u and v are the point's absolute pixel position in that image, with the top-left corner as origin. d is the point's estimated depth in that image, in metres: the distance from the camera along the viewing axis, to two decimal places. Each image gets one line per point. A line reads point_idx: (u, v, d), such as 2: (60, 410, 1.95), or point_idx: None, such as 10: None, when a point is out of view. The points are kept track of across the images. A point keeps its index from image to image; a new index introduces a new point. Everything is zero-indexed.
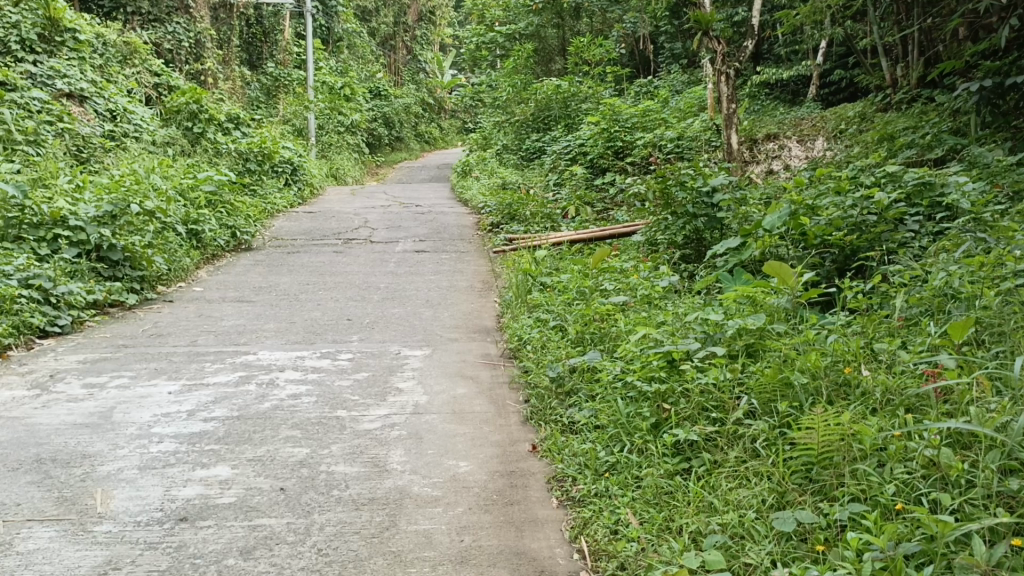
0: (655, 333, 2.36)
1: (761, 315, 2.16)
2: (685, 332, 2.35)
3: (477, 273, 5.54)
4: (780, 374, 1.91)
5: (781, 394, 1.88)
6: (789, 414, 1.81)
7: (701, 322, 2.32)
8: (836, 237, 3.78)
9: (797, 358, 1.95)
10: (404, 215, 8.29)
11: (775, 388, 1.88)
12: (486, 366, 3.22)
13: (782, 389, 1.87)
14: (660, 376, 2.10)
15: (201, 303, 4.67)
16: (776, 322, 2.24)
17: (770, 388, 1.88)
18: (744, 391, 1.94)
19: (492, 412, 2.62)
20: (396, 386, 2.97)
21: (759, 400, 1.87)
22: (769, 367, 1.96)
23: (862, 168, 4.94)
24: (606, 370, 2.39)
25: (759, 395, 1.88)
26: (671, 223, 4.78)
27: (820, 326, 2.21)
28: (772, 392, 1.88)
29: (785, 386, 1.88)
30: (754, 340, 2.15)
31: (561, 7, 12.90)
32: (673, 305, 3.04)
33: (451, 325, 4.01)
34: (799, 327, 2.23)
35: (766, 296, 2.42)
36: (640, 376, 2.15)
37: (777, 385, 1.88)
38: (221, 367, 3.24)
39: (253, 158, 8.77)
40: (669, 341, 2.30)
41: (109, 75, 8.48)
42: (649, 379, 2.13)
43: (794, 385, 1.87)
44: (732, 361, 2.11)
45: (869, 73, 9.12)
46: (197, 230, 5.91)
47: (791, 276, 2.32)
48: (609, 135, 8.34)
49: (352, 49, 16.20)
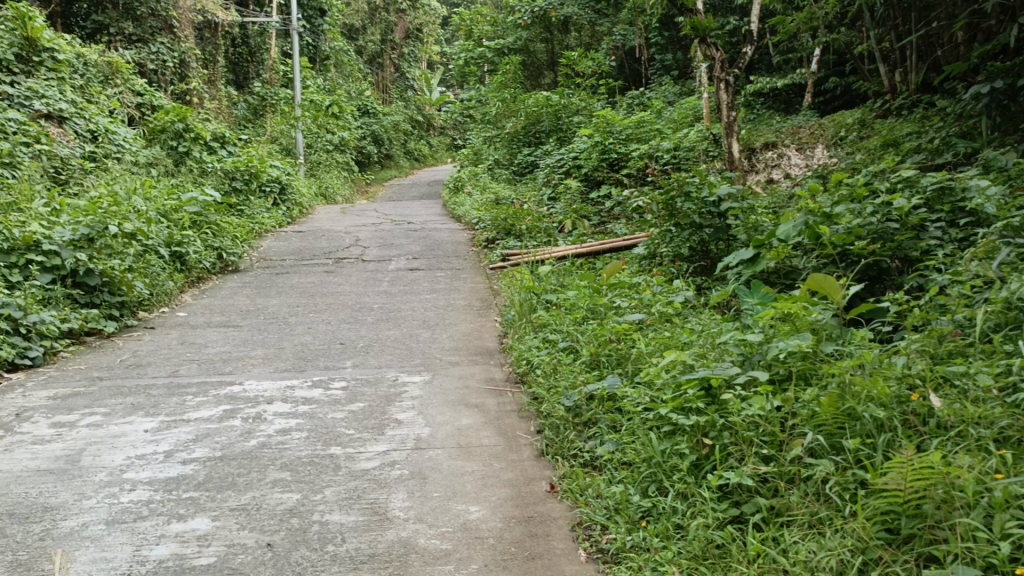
0: (685, 356, 2.14)
1: (806, 334, 1.94)
2: (718, 356, 2.12)
3: (475, 290, 5.30)
4: (840, 403, 1.71)
5: (844, 428, 1.68)
6: (858, 451, 1.61)
7: (737, 344, 2.10)
8: (858, 246, 3.55)
9: (859, 386, 1.75)
10: (396, 232, 8.08)
11: (837, 421, 1.69)
12: (493, 393, 2.97)
13: (846, 421, 1.68)
14: (697, 407, 1.87)
15: (185, 329, 4.41)
16: (822, 342, 2.03)
17: (830, 421, 1.68)
18: (798, 424, 1.73)
19: (502, 446, 2.38)
20: (395, 418, 2.72)
21: (819, 434, 1.67)
22: (825, 395, 1.75)
23: (874, 173, 4.74)
24: (630, 398, 2.16)
25: (818, 429, 1.68)
26: (676, 235, 4.56)
27: (874, 349, 2.01)
28: (832, 425, 1.68)
29: (846, 417, 1.69)
30: (803, 364, 1.94)
31: (550, 22, 12.78)
32: (697, 323, 2.81)
33: (451, 347, 3.77)
34: (852, 349, 2.02)
35: (806, 311, 2.20)
36: (673, 406, 1.92)
37: (840, 417, 1.68)
38: (204, 400, 2.98)
39: (239, 177, 8.53)
40: (702, 365, 2.06)
41: (89, 96, 8.23)
42: (684, 409, 1.91)
43: (857, 416, 1.68)
44: (779, 388, 1.90)
45: (866, 79, 8.97)
46: (181, 252, 5.67)
47: (838, 290, 2.18)
48: (604, 147, 8.14)
49: (339, 67, 16.03)
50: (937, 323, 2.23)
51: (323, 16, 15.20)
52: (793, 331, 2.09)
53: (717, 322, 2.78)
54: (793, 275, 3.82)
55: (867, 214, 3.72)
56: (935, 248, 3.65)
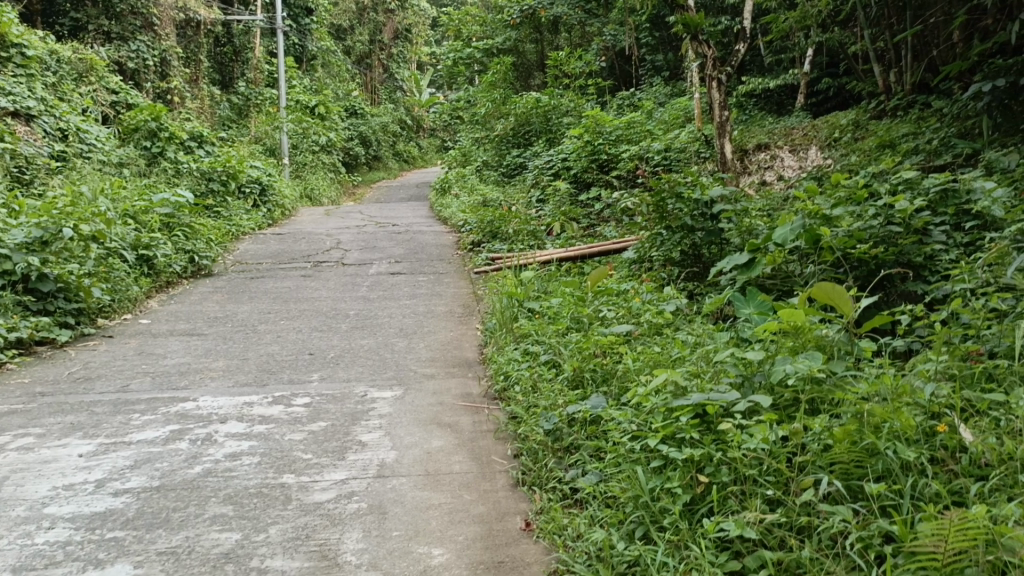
0: (677, 376, 1.90)
1: (817, 354, 1.72)
2: (714, 376, 1.89)
3: (457, 296, 5.05)
4: (858, 437, 1.50)
5: (864, 468, 1.47)
6: (882, 498, 1.40)
7: (736, 363, 1.88)
8: (860, 250, 3.32)
9: (879, 418, 1.55)
10: (379, 234, 7.82)
11: (855, 459, 1.48)
12: (468, 410, 2.72)
13: (865, 460, 1.47)
14: (691, 438, 1.65)
15: (146, 338, 4.16)
16: (832, 361, 1.82)
17: (846, 458, 1.47)
18: (808, 461, 1.51)
19: (474, 474, 2.14)
20: (358, 440, 2.47)
21: (835, 475, 1.46)
22: (841, 427, 1.54)
23: (874, 173, 4.51)
24: (616, 424, 1.93)
25: (834, 468, 1.47)
26: (667, 239, 4.32)
27: (892, 371, 1.80)
28: (848, 464, 1.46)
29: (866, 455, 1.48)
30: (809, 388, 1.72)
31: (539, 22, 12.61)
32: (690, 337, 2.58)
33: (427, 359, 3.52)
34: (867, 372, 1.81)
35: (813, 326, 1.98)
36: (664, 436, 1.69)
37: (858, 455, 1.47)
38: (152, 419, 2.72)
39: (216, 178, 8.25)
40: (696, 387, 1.83)
41: (62, 93, 7.93)
42: (675, 439, 1.68)
43: (879, 455, 1.47)
44: (783, 416, 1.67)
45: (860, 79, 8.78)
46: (149, 256, 5.40)
47: (848, 302, 1.95)
48: (592, 148, 7.90)
49: (326, 68, 15.76)
50: (960, 341, 2.02)
51: (310, 15, 14.93)
52: (799, 350, 1.86)
53: (712, 336, 2.55)
54: (793, 281, 3.60)
55: (869, 216, 3.50)
56: (941, 253, 3.43)
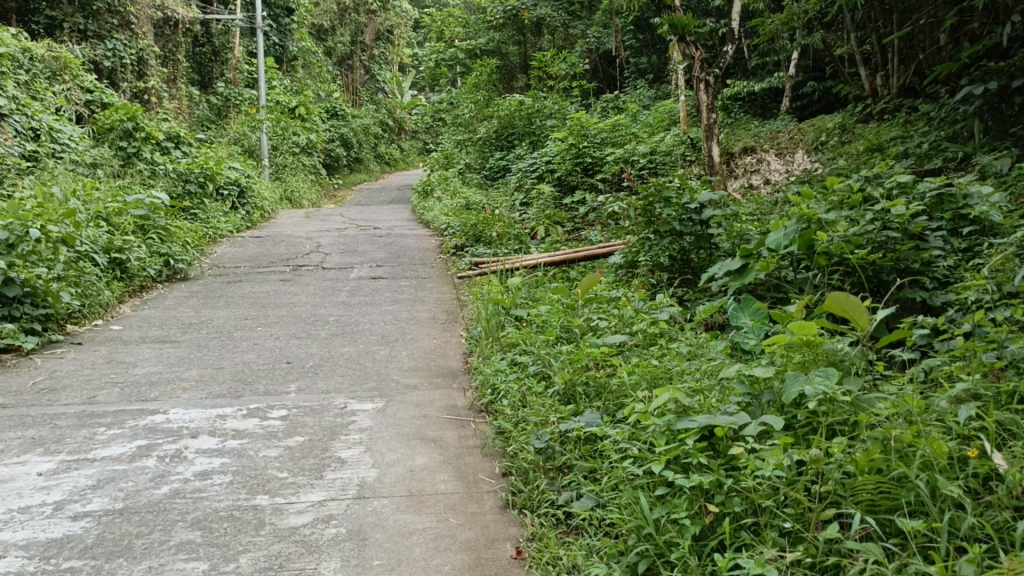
0: (681, 394, 1.80)
1: (834, 371, 1.62)
2: (718, 394, 1.79)
3: (440, 301, 4.92)
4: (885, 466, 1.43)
5: (894, 499, 1.40)
6: (918, 534, 1.33)
7: (743, 379, 1.78)
8: (857, 256, 3.24)
9: (908, 443, 1.47)
10: (360, 237, 7.67)
11: (883, 489, 1.40)
12: (453, 424, 2.59)
13: (895, 490, 1.39)
14: (700, 463, 1.55)
15: (117, 345, 3.99)
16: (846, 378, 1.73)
17: (871, 489, 1.40)
18: (828, 491, 1.43)
19: (460, 495, 2.01)
20: (338, 457, 2.34)
21: (863, 508, 1.39)
22: (867, 454, 1.46)
23: (867, 177, 4.44)
24: (616, 446, 1.83)
25: (861, 500, 1.40)
26: (654, 243, 4.19)
27: (912, 392, 1.72)
28: (874, 495, 1.40)
29: (896, 485, 1.40)
30: (825, 409, 1.63)
31: (522, 24, 12.51)
32: (687, 350, 2.47)
33: (409, 367, 3.39)
34: (885, 392, 1.73)
35: (824, 339, 1.88)
36: (669, 459, 1.60)
37: (887, 485, 1.40)
38: (118, 434, 2.57)
39: (193, 180, 8.05)
40: (700, 406, 1.73)
41: (34, 92, 7.70)
42: (682, 464, 1.59)
43: (910, 484, 1.40)
44: (797, 441, 1.59)
45: (846, 83, 8.75)
46: (122, 259, 5.23)
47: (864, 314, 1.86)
48: (576, 151, 7.78)
49: (307, 68, 15.56)
50: (980, 357, 1.94)
51: (290, 16, 14.74)
52: (812, 367, 1.76)
53: (709, 350, 2.45)
54: (786, 288, 3.51)
55: (865, 220, 3.42)
56: (938, 260, 3.34)
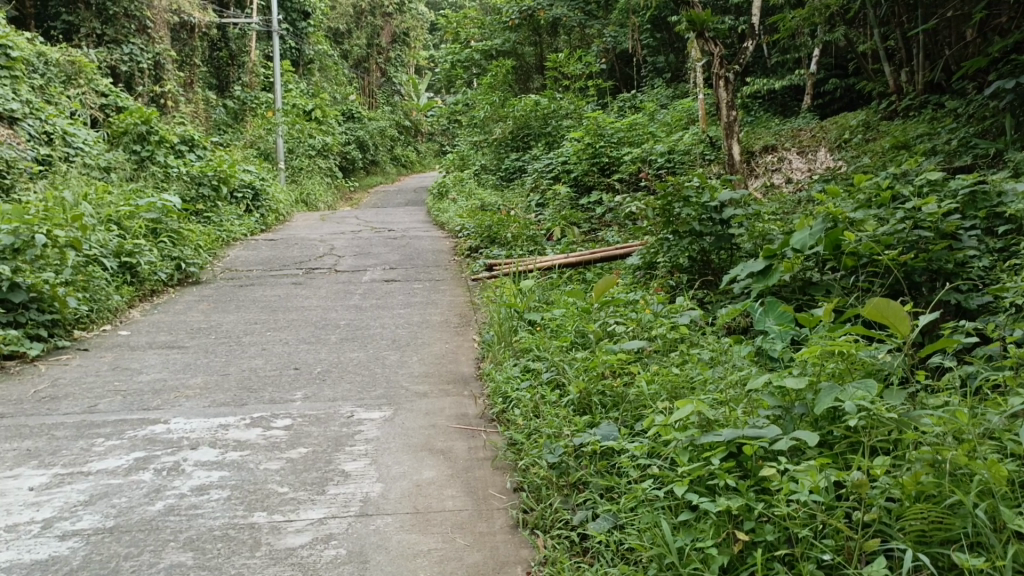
0: (705, 406, 1.68)
1: (873, 382, 1.50)
2: (746, 407, 1.67)
3: (454, 304, 4.82)
4: (937, 493, 1.30)
5: (947, 529, 1.27)
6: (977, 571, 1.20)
7: (773, 391, 1.66)
8: (887, 256, 3.09)
9: (962, 465, 1.34)
10: (374, 240, 7.58)
11: (935, 518, 1.28)
12: (463, 434, 2.48)
13: (948, 520, 1.27)
14: (728, 484, 1.44)
15: (123, 351, 3.91)
16: (887, 389, 1.60)
17: (921, 518, 1.28)
18: (872, 519, 1.31)
19: (469, 513, 1.90)
20: (342, 470, 2.23)
21: (912, 541, 1.27)
22: (916, 479, 1.33)
23: (895, 175, 4.29)
24: (637, 464, 1.71)
25: (912, 531, 1.28)
26: (673, 244, 4.06)
27: (961, 407, 1.58)
28: (925, 525, 1.28)
29: (949, 514, 1.28)
30: (866, 425, 1.50)
31: (538, 24, 12.39)
32: (710, 359, 2.34)
33: (420, 373, 3.28)
34: (930, 406, 1.59)
35: (861, 347, 1.75)
36: (693, 480, 1.49)
37: (940, 514, 1.27)
38: (116, 444, 2.48)
39: (207, 183, 7.99)
40: (725, 419, 1.61)
41: (49, 96, 7.67)
42: (709, 487, 1.47)
43: (965, 513, 1.27)
44: (834, 461, 1.47)
45: (870, 79, 8.58)
46: (132, 263, 5.16)
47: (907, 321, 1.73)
48: (593, 150, 7.65)
49: (323, 71, 15.53)
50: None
51: (306, 19, 14.70)
52: (848, 379, 1.63)
53: (733, 358, 2.32)
54: (812, 289, 3.37)
55: (894, 219, 3.27)
56: (973, 261, 3.19)
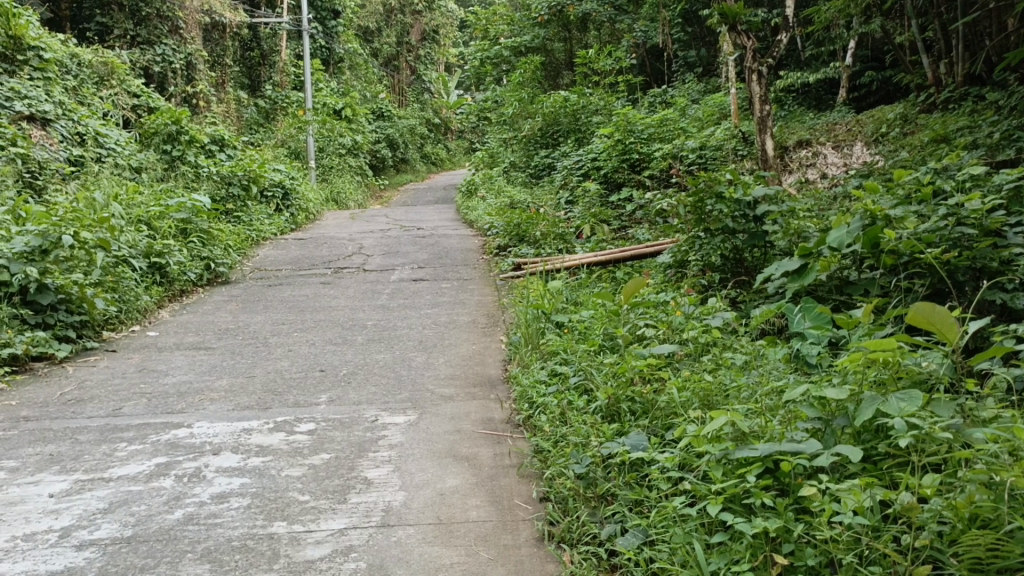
0: (740, 418, 1.61)
1: (919, 393, 1.42)
2: (784, 419, 1.60)
3: (482, 304, 4.76)
4: (993, 518, 1.21)
5: (1005, 558, 1.18)
6: None
7: (813, 402, 1.59)
8: (929, 254, 2.97)
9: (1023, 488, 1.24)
10: (403, 238, 7.55)
11: (992, 545, 1.19)
12: (489, 440, 2.41)
13: (1007, 548, 1.17)
14: (765, 504, 1.38)
15: (150, 352, 3.90)
16: (936, 400, 1.51)
17: (977, 543, 1.19)
18: (922, 545, 1.23)
19: (493, 525, 1.83)
20: (364, 477, 2.18)
21: (966, 569, 1.18)
22: (971, 501, 1.24)
23: (936, 169, 4.14)
24: (670, 477, 1.65)
25: (967, 559, 1.19)
26: (705, 242, 3.95)
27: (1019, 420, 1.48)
28: (981, 552, 1.18)
29: (1008, 541, 1.18)
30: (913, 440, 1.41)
31: (568, 20, 12.28)
32: (748, 367, 2.26)
33: (447, 375, 3.22)
34: (984, 418, 1.50)
35: (905, 355, 1.66)
36: (728, 498, 1.44)
37: (998, 541, 1.18)
38: (138, 450, 2.45)
39: (237, 182, 8.01)
40: (763, 432, 1.55)
41: (82, 98, 7.75)
42: (745, 506, 1.42)
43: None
44: (881, 479, 1.39)
45: (908, 71, 8.37)
46: (161, 263, 5.17)
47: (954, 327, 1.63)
48: (623, 147, 7.54)
49: (353, 70, 15.54)
50: None
51: (336, 18, 14.73)
52: (893, 389, 1.55)
53: (770, 367, 2.24)
54: (849, 289, 3.26)
55: (936, 216, 3.15)
56: (1019, 259, 3.06)
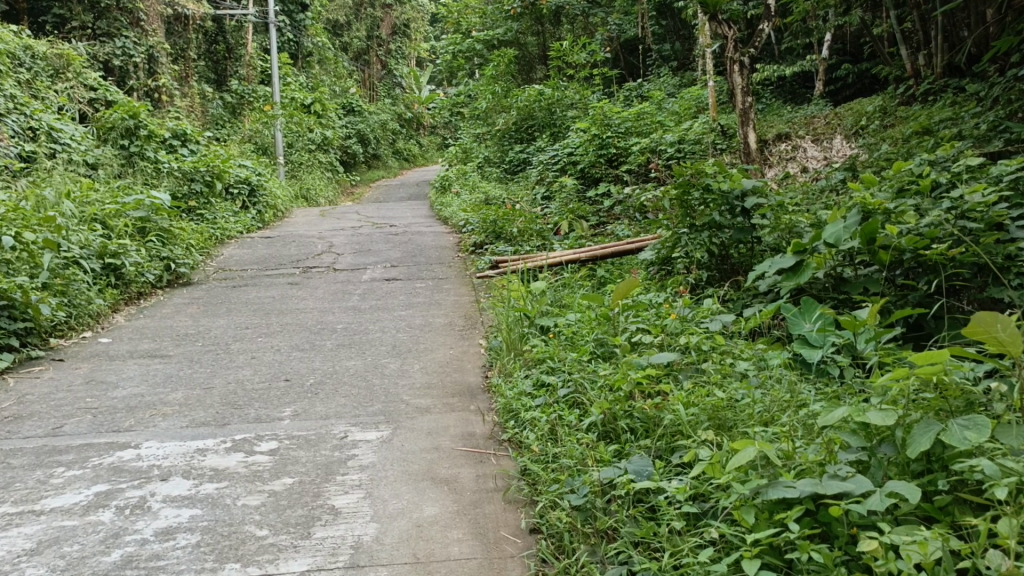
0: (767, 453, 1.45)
1: (986, 423, 1.29)
2: (819, 453, 1.46)
3: (458, 305, 4.54)
4: None
5: None
6: None
7: (854, 429, 1.46)
8: (934, 251, 2.78)
9: None
10: (375, 236, 7.29)
11: None
12: (470, 459, 2.19)
13: None
14: (811, 558, 1.23)
15: (101, 361, 3.62)
16: (999, 427, 1.37)
17: None
18: None
19: (477, 563, 1.61)
20: (331, 506, 1.94)
21: None
22: None
23: (931, 160, 3.97)
24: (685, 515, 1.47)
25: None
26: (690, 237, 3.71)
27: None
28: None
29: None
30: (982, 477, 1.27)
31: (541, 13, 12.01)
32: (757, 381, 2.08)
33: (421, 385, 2.99)
34: None
35: (954, 372, 1.52)
36: (765, 549, 1.28)
37: None
38: (77, 476, 2.20)
39: (200, 179, 7.68)
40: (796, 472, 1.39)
41: (35, 91, 7.37)
42: (787, 562, 1.26)
43: None
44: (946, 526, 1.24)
45: (887, 62, 8.25)
46: (117, 264, 4.87)
47: (1013, 339, 1.48)
48: (600, 141, 7.34)
49: (322, 64, 15.16)
50: None
51: (305, 11, 14.37)
52: (944, 412, 1.43)
53: (782, 384, 2.06)
54: (847, 288, 3.04)
55: (938, 209, 2.97)
56: None
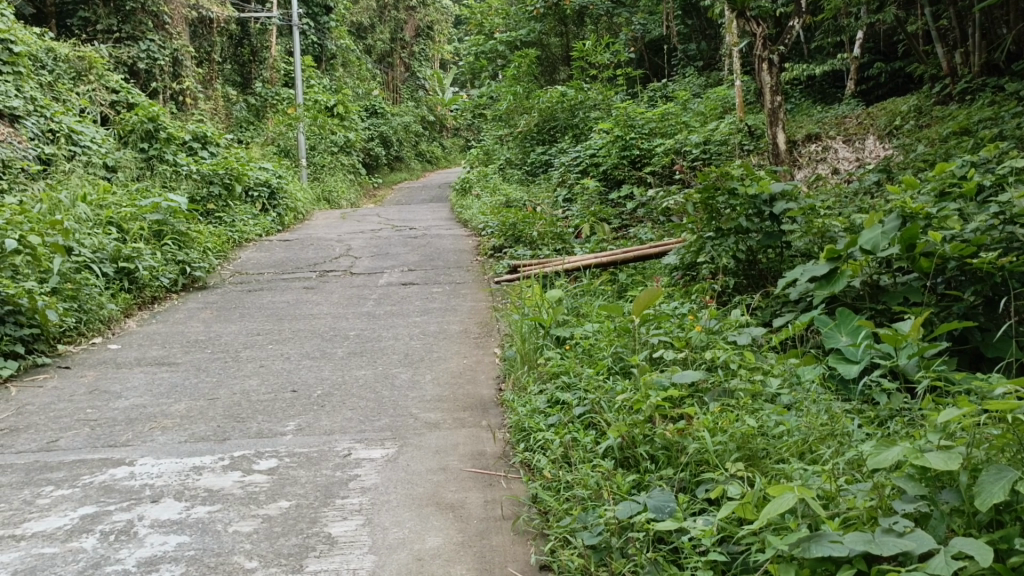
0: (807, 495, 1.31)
1: None
2: (868, 498, 1.33)
3: (476, 311, 4.40)
4: None
5: None
6: None
7: (909, 472, 1.34)
8: (981, 260, 2.60)
9: None
10: (394, 239, 7.17)
11: None
12: (478, 482, 2.04)
13: None
14: None
15: (108, 369, 3.52)
16: None
17: None
18: None
19: None
20: (328, 533, 1.81)
21: None
22: None
23: (971, 163, 3.76)
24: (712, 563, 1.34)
25: None
26: (715, 243, 3.53)
27: None
28: None
29: None
30: None
31: (565, 13, 11.84)
32: (789, 406, 1.92)
33: (432, 397, 2.85)
34: None
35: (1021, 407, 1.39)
36: None
37: None
38: (64, 497, 2.07)
39: (218, 181, 7.60)
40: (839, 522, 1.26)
41: (57, 93, 7.33)
42: None
43: None
44: None
45: (921, 61, 8.00)
46: (130, 269, 4.78)
47: None
48: (623, 143, 7.16)
49: (346, 67, 15.08)
50: None
51: (329, 13, 14.30)
52: (1012, 455, 1.30)
53: (816, 407, 1.90)
54: (885, 297, 2.85)
55: (983, 215, 2.79)
56: None
